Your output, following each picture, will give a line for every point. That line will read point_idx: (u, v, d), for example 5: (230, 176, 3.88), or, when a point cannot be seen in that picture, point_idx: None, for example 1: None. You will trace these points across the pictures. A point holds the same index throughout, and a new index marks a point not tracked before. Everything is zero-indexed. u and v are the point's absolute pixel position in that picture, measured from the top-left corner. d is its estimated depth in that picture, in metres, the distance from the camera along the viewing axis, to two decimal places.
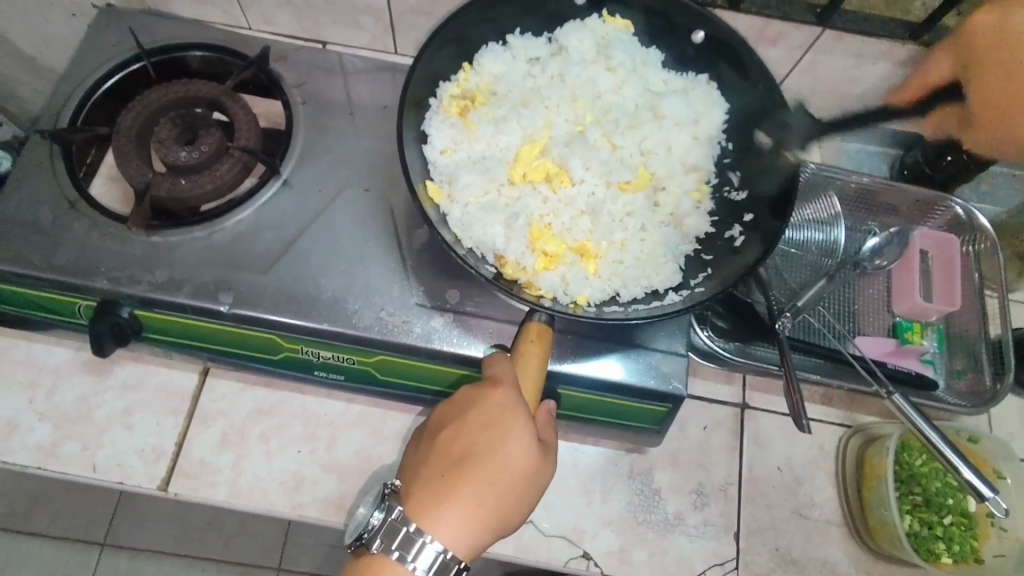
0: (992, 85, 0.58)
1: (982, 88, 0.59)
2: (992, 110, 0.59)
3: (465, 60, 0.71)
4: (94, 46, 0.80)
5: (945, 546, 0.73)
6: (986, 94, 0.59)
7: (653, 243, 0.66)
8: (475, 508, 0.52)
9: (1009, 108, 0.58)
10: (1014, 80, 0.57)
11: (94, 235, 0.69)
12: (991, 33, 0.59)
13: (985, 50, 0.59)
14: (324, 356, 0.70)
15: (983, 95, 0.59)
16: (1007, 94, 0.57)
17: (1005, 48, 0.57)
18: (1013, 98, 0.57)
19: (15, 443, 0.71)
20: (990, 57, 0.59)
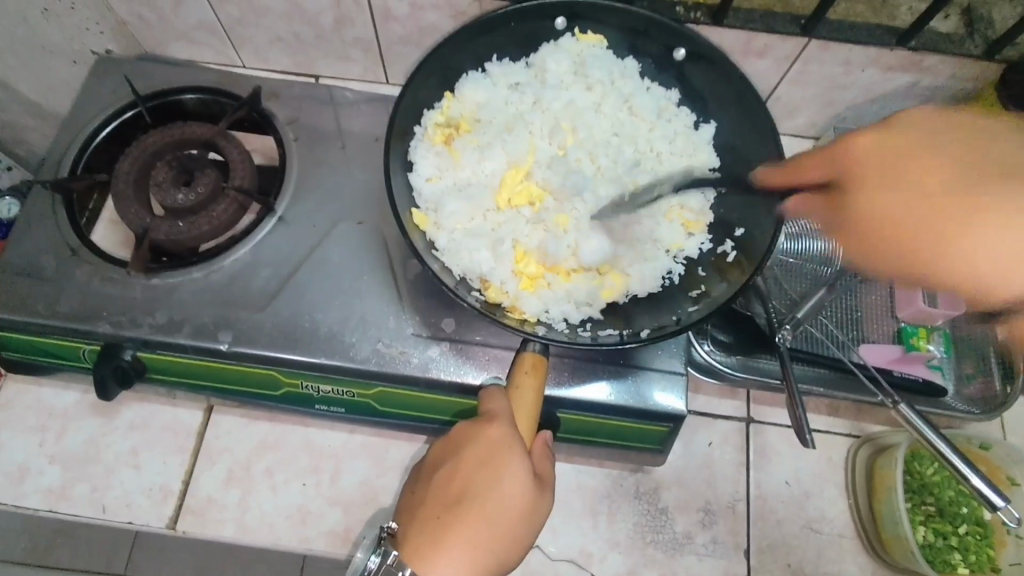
0: (940, 160, 0.44)
1: (881, 202, 0.45)
2: (882, 230, 0.44)
3: (447, 88, 0.71)
4: (92, 94, 0.82)
5: (961, 557, 0.72)
6: (887, 209, 0.45)
7: (642, 263, 0.66)
8: (471, 549, 0.52)
9: (931, 224, 0.42)
10: (963, 176, 0.42)
11: (96, 280, 0.70)
12: (870, 153, 0.47)
13: (859, 158, 0.47)
14: (324, 390, 0.70)
15: (858, 225, 0.46)
16: (918, 223, 0.43)
17: (888, 159, 0.46)
18: (944, 206, 0.42)
19: (26, 487, 0.72)
20: (872, 184, 0.46)
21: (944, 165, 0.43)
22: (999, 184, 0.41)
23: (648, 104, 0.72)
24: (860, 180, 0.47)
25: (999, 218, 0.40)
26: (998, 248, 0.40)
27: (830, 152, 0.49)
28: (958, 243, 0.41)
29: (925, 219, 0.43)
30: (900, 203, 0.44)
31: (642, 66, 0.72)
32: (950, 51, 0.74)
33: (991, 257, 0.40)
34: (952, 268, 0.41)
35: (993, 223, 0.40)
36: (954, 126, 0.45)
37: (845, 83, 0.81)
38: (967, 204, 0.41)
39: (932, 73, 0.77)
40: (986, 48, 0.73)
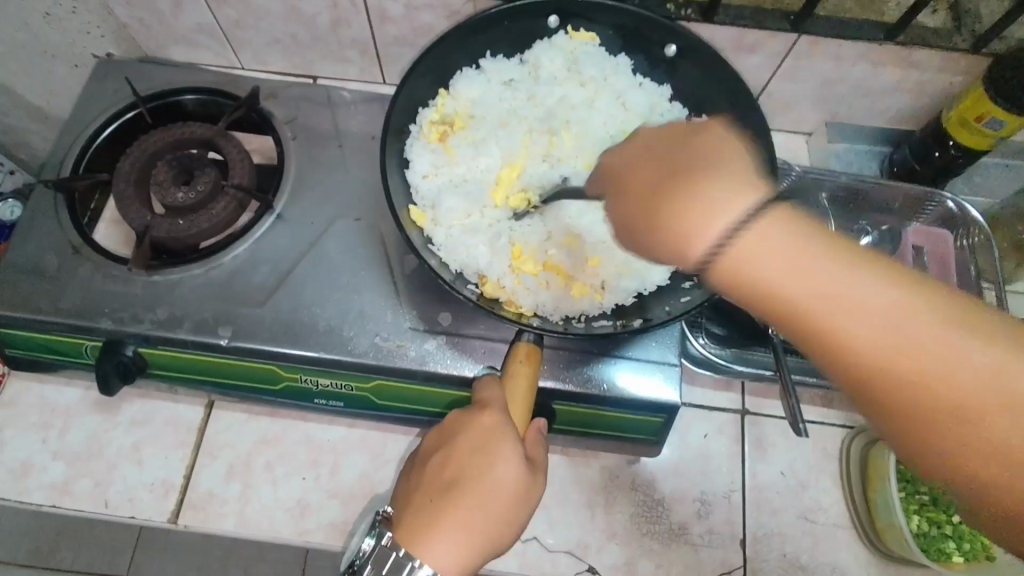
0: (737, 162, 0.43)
1: (695, 152, 0.45)
2: (765, 306, 0.40)
3: (442, 85, 0.72)
4: (93, 97, 0.83)
5: (956, 545, 0.73)
6: (767, 287, 0.40)
7: (639, 253, 0.68)
8: (465, 531, 0.53)
9: (658, 206, 0.44)
10: (656, 182, 0.46)
11: (97, 278, 0.71)
12: (609, 171, 0.53)
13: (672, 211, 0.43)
14: (323, 384, 0.71)
15: (625, 198, 0.49)
16: (661, 206, 0.44)
17: (669, 150, 0.47)
18: (812, 324, 0.39)
19: (30, 483, 0.73)
20: (634, 193, 0.48)
21: (670, 200, 0.43)
22: (694, 185, 0.42)
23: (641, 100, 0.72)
24: (621, 186, 0.50)
25: (714, 215, 0.41)
26: (772, 263, 0.39)
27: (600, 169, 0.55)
28: (669, 221, 0.43)
29: (663, 208, 0.43)
30: (772, 274, 0.39)
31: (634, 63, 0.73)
32: (936, 43, 0.75)
33: (773, 263, 0.39)
34: (832, 350, 0.39)
35: (768, 271, 0.40)
36: (664, 140, 0.49)
37: (835, 78, 0.82)
38: (679, 198, 0.42)
39: (920, 67, 0.78)
40: (973, 42, 0.74)
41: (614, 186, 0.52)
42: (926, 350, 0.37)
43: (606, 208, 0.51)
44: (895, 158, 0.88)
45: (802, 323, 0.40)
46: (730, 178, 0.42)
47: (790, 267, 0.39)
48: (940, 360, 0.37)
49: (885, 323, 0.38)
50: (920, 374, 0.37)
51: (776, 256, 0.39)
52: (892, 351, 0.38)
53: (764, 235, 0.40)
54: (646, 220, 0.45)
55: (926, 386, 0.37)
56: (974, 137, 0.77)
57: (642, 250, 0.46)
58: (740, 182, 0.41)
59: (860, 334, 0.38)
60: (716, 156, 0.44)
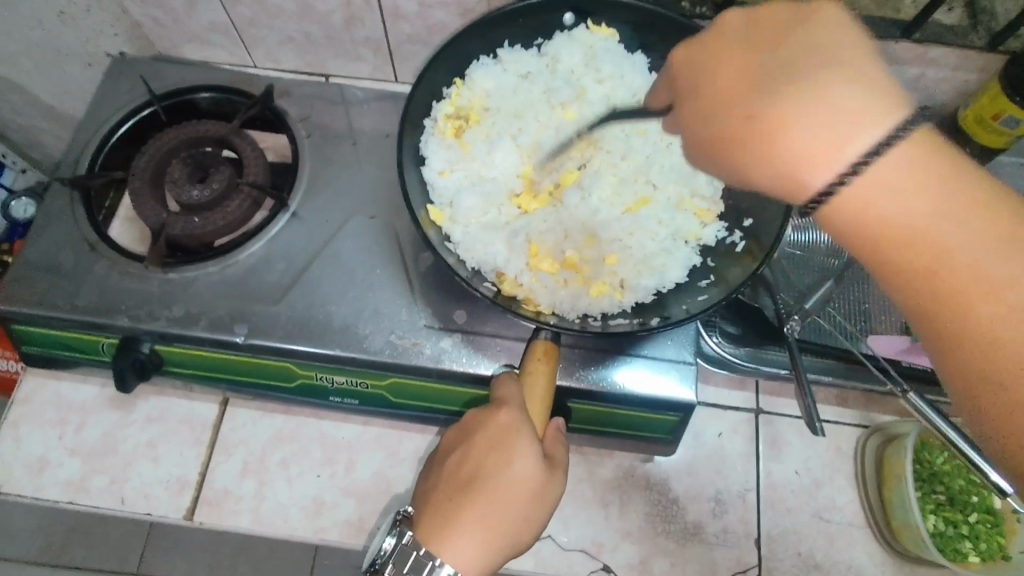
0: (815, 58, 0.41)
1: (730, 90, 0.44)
2: (879, 231, 0.40)
3: (457, 76, 0.72)
4: (108, 95, 0.84)
5: (972, 545, 0.72)
6: (906, 218, 0.39)
7: (656, 252, 0.67)
8: (483, 530, 0.53)
9: (742, 141, 0.43)
10: (762, 65, 0.43)
11: (114, 275, 0.72)
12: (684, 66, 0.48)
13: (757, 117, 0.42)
14: (339, 381, 0.71)
15: (712, 118, 0.45)
16: (743, 128, 0.42)
17: (776, 31, 0.43)
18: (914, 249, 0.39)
19: (46, 479, 0.73)
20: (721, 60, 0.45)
21: (788, 107, 0.40)
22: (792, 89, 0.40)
23: None
24: (693, 88, 0.47)
25: (845, 122, 0.39)
26: (875, 177, 0.39)
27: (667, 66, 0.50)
28: (777, 135, 0.41)
29: (762, 110, 0.41)
30: (902, 212, 0.39)
31: (650, 61, 0.73)
32: (952, 42, 0.75)
33: (874, 177, 0.39)
34: (902, 260, 0.40)
35: (879, 167, 0.39)
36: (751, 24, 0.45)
37: None
38: (784, 86, 0.41)
39: (937, 65, 0.78)
40: (989, 40, 0.74)
41: (683, 87, 0.48)
42: (999, 286, 0.37)
43: (680, 126, 0.48)
44: None
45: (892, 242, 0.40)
46: (865, 102, 0.39)
47: (891, 184, 0.39)
48: (986, 279, 0.38)
49: (983, 261, 0.38)
50: (995, 322, 0.38)
51: (887, 177, 0.39)
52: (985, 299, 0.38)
53: (897, 172, 0.39)
54: (737, 135, 0.43)
55: (988, 334, 0.38)
56: (989, 135, 0.77)
57: (716, 167, 0.46)
58: (849, 82, 0.39)
59: (959, 251, 0.38)
60: (835, 52, 0.40)
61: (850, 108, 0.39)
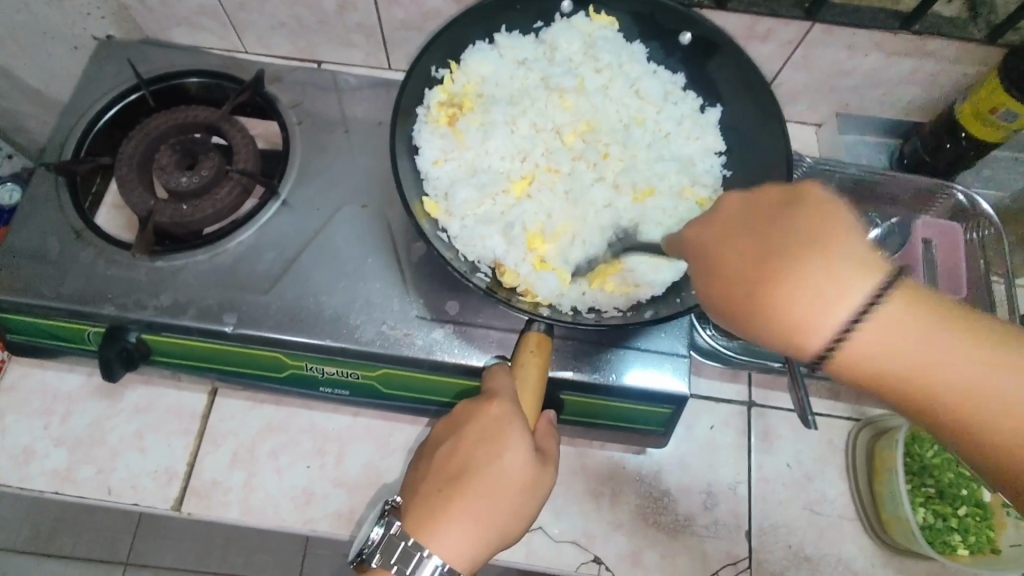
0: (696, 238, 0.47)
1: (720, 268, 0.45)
2: (733, 289, 0.43)
3: (452, 58, 0.71)
4: (95, 78, 0.82)
5: (961, 538, 0.73)
6: (780, 306, 0.40)
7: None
8: (472, 521, 0.52)
9: (762, 296, 0.41)
10: (721, 250, 0.45)
11: (100, 263, 0.70)
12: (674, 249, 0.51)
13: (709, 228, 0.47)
14: (329, 372, 0.70)
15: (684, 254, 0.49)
16: (750, 277, 0.42)
17: (773, 221, 0.42)
18: (751, 280, 0.42)
19: (32, 469, 0.72)
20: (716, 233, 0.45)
21: (749, 249, 0.43)
22: (720, 252, 0.44)
23: (653, 83, 0.72)
24: (714, 266, 0.45)
25: (795, 275, 0.40)
26: (738, 258, 0.43)
27: (684, 242, 0.48)
28: (773, 302, 0.41)
29: (753, 289, 0.42)
30: (741, 265, 0.43)
31: (648, 50, 0.73)
32: (951, 34, 0.74)
33: (731, 261, 0.43)
34: (783, 318, 0.40)
35: (846, 302, 0.38)
36: (766, 205, 0.44)
37: (848, 68, 0.81)
38: (719, 252, 0.45)
39: (935, 58, 0.77)
40: (989, 32, 0.73)
41: (687, 253, 0.48)
42: (889, 346, 0.38)
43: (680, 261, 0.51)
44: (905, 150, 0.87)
45: (732, 287, 0.43)
46: (740, 234, 0.44)
47: (725, 255, 0.44)
48: (953, 362, 0.38)
49: (925, 353, 0.38)
50: (863, 344, 0.38)
51: (820, 286, 0.39)
52: (871, 345, 0.38)
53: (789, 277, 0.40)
54: (760, 313, 0.41)
55: (960, 411, 0.38)
56: (985, 129, 0.76)
57: (727, 320, 0.44)
58: (818, 257, 0.39)
59: (844, 329, 0.39)
60: (722, 210, 0.46)
61: (726, 254, 0.44)
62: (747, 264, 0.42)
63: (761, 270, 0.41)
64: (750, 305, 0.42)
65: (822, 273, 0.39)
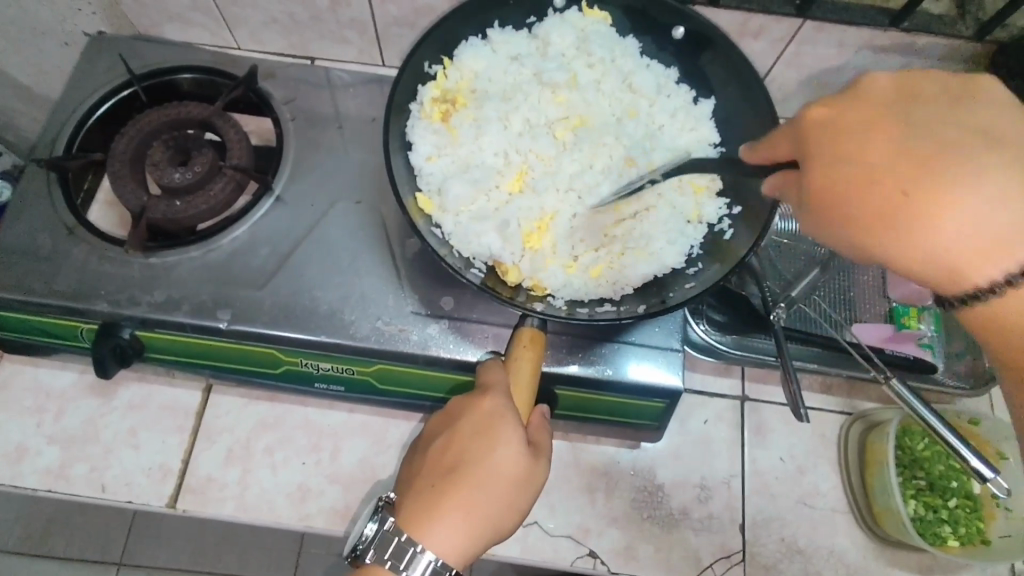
0: (842, 121, 0.45)
1: (825, 182, 0.45)
2: (848, 196, 0.44)
3: (445, 54, 0.71)
4: (86, 75, 0.81)
5: (951, 530, 0.73)
6: (865, 168, 0.43)
7: (659, 236, 0.66)
8: (464, 516, 0.52)
9: (893, 212, 0.42)
10: (883, 132, 0.44)
11: (93, 259, 0.70)
12: (816, 125, 0.46)
13: (826, 125, 0.46)
14: (324, 368, 0.70)
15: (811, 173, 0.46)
16: (902, 164, 0.42)
17: (951, 105, 0.44)
18: (882, 189, 0.43)
19: (24, 468, 0.72)
20: (848, 136, 0.45)
21: (879, 159, 0.43)
22: (837, 150, 0.45)
23: (646, 77, 0.72)
24: (835, 156, 0.44)
25: (979, 168, 0.41)
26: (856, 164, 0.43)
27: (793, 126, 0.48)
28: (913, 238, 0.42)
29: (885, 196, 0.43)
30: (877, 161, 0.43)
31: (641, 46, 0.73)
32: (940, 31, 0.75)
33: (865, 158, 0.43)
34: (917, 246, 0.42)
35: (967, 230, 0.41)
36: (901, 94, 0.45)
37: (839, 65, 0.82)
38: (847, 146, 0.44)
39: (924, 55, 0.78)
40: (977, 29, 0.74)
41: (808, 139, 0.46)
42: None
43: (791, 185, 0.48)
44: None
45: (838, 191, 0.44)
46: (923, 134, 0.43)
47: (853, 143, 0.44)
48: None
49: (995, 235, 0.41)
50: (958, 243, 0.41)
51: (978, 219, 0.41)
52: (990, 228, 0.41)
53: (975, 188, 0.41)
54: (901, 233, 0.42)
55: (1020, 315, 0.42)
56: None
57: (837, 245, 0.46)
58: (985, 147, 0.41)
59: (977, 233, 0.41)
60: (924, 115, 0.43)
61: (882, 136, 0.44)
62: (877, 168, 0.43)
63: (883, 201, 0.43)
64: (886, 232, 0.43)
65: (986, 191, 0.40)
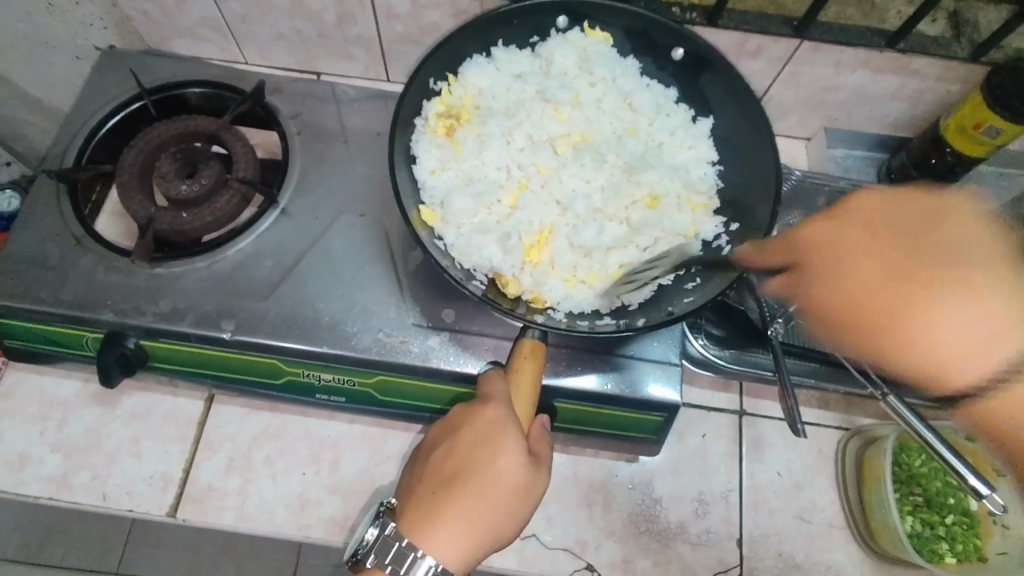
0: (827, 242, 0.57)
1: (824, 294, 0.56)
2: (855, 311, 0.55)
3: (450, 71, 0.72)
4: (96, 88, 0.83)
5: (948, 546, 0.73)
6: (855, 290, 0.55)
7: (653, 252, 0.68)
8: (466, 524, 0.53)
9: (884, 320, 0.54)
10: (895, 235, 0.55)
11: (100, 269, 0.71)
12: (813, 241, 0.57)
13: (829, 242, 0.57)
14: (326, 379, 0.71)
15: (823, 283, 0.56)
16: (900, 285, 0.54)
17: (917, 229, 0.55)
18: (876, 308, 0.54)
19: (27, 475, 0.72)
20: (818, 266, 0.57)
21: (874, 273, 0.55)
22: (839, 265, 0.56)
23: (647, 97, 0.74)
24: (830, 275, 0.56)
25: (936, 288, 0.53)
26: (868, 277, 0.55)
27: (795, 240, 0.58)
28: (914, 333, 0.53)
29: (892, 296, 0.54)
30: (867, 288, 0.55)
31: (642, 66, 0.75)
32: (935, 52, 0.76)
33: (861, 279, 0.55)
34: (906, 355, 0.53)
35: (961, 328, 0.51)
36: (888, 210, 0.56)
37: (835, 84, 0.83)
38: (844, 264, 0.56)
39: (920, 75, 0.79)
40: (973, 50, 0.76)
41: (803, 256, 0.57)
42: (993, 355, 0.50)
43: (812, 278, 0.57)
44: (892, 165, 0.88)
45: (851, 303, 0.55)
46: (884, 253, 0.55)
47: (837, 264, 0.56)
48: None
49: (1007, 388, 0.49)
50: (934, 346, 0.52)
51: (968, 323, 0.51)
52: (958, 335, 0.51)
53: (957, 306, 0.52)
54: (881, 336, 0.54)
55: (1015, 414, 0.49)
56: (973, 145, 0.78)
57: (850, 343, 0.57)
58: (960, 277, 0.52)
59: (959, 331, 0.51)
60: (929, 230, 0.55)
61: (874, 262, 0.55)
62: (867, 293, 0.55)
63: (883, 303, 0.54)
64: (861, 332, 0.55)
65: (964, 303, 0.51)
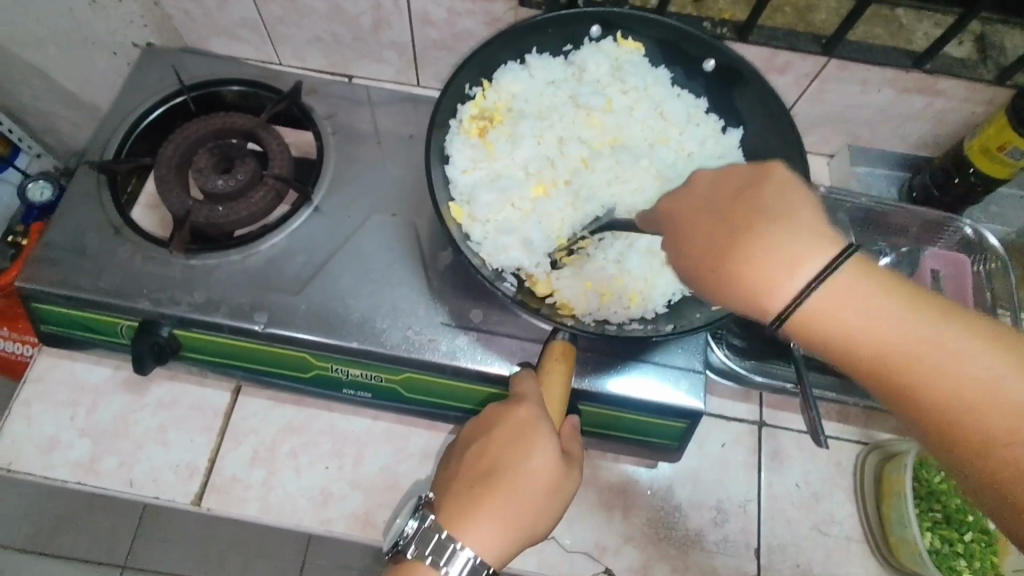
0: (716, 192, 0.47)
1: (704, 238, 0.46)
2: (708, 265, 0.46)
3: (485, 77, 0.74)
4: (137, 84, 0.85)
5: (966, 563, 0.74)
6: (703, 243, 0.46)
7: None
8: (502, 518, 0.54)
9: (720, 270, 0.45)
10: (729, 193, 0.46)
11: (137, 259, 0.72)
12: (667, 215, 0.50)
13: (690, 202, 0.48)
14: (353, 374, 0.72)
15: (698, 248, 0.47)
16: (738, 233, 0.44)
17: (742, 195, 0.45)
18: (718, 261, 0.45)
19: (55, 459, 0.74)
20: (693, 224, 0.48)
21: (716, 229, 0.46)
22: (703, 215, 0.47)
23: (677, 107, 0.75)
24: (683, 239, 0.48)
25: (782, 239, 0.42)
26: (710, 222, 0.46)
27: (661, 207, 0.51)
28: (752, 279, 0.43)
29: (721, 244, 0.45)
30: (716, 234, 0.45)
31: (672, 77, 0.76)
32: (962, 74, 0.77)
33: (706, 231, 0.46)
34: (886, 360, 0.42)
35: (809, 281, 0.41)
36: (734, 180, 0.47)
37: (861, 102, 0.85)
38: (711, 217, 0.47)
39: (945, 96, 0.81)
40: (997, 74, 0.77)
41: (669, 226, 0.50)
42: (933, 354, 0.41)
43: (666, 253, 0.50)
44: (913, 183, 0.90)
45: (706, 256, 0.46)
46: (734, 204, 0.46)
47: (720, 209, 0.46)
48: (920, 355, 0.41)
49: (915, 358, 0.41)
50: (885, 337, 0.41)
51: (803, 270, 0.42)
52: (818, 289, 0.41)
53: (797, 252, 0.42)
54: (723, 271, 0.44)
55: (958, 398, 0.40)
56: (994, 164, 0.79)
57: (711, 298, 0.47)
58: (796, 224, 0.43)
59: (816, 287, 0.42)
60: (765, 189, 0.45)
61: (720, 214, 0.46)
62: (714, 244, 0.45)
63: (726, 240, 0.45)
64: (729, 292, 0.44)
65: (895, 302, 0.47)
